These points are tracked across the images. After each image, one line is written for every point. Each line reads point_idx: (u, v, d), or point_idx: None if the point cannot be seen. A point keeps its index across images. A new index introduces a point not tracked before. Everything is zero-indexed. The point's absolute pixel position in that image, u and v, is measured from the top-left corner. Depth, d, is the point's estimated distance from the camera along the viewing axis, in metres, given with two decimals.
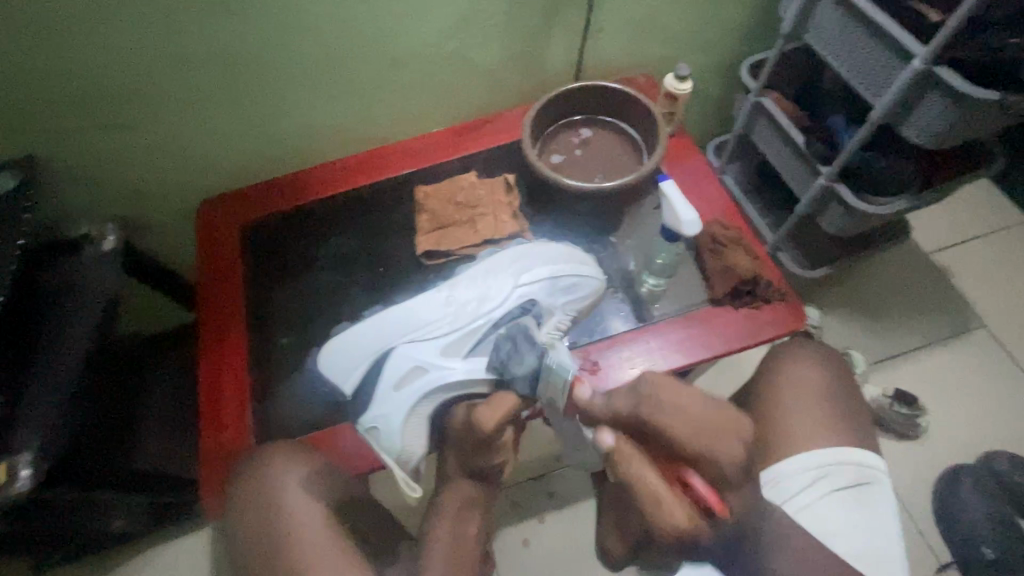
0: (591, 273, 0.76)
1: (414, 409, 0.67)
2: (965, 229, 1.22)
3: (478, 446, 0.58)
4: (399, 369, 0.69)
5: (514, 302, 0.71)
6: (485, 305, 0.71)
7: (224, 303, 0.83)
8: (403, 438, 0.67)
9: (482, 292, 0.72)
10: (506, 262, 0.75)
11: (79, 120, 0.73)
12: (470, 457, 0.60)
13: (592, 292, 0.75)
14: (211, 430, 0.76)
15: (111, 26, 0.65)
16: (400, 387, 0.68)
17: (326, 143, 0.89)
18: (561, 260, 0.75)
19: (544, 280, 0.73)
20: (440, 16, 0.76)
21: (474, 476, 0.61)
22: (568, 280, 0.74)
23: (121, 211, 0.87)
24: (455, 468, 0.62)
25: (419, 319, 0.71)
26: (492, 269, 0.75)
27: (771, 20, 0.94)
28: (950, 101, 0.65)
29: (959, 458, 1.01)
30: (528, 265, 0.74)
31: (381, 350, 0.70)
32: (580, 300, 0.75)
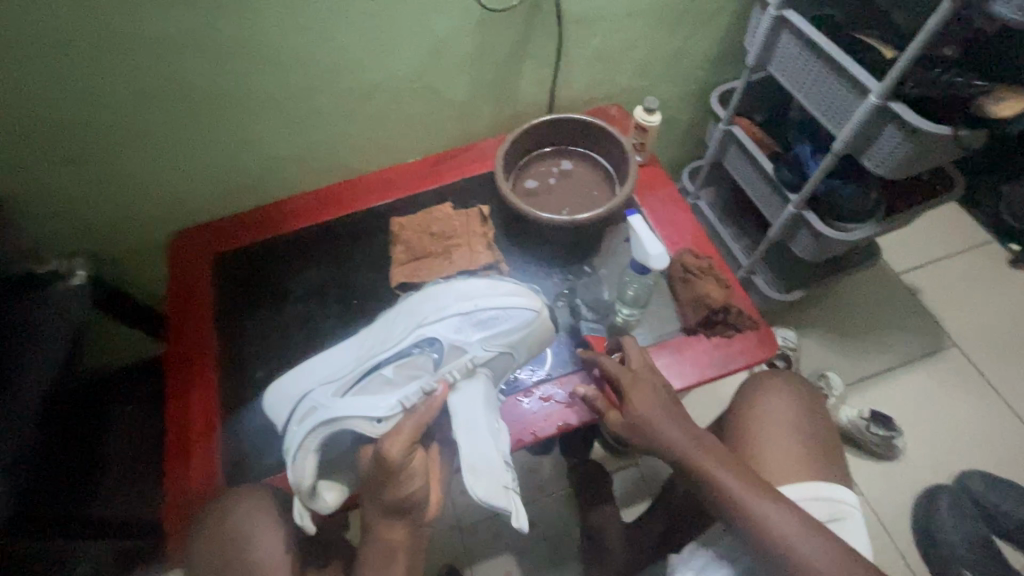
0: (520, 303, 0.69)
1: (302, 445, 0.61)
2: (934, 249, 1.25)
3: (387, 481, 0.54)
4: (300, 409, 0.64)
5: (410, 342, 0.66)
6: (384, 348, 0.67)
7: (189, 344, 0.82)
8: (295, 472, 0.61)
9: (384, 336, 0.68)
10: (419, 302, 0.70)
11: (45, 158, 0.73)
12: (379, 494, 0.55)
13: (520, 322, 0.68)
14: (177, 468, 0.74)
15: (74, 67, 0.65)
16: (296, 426, 0.63)
17: (300, 174, 0.89)
18: (480, 292, 0.69)
19: (455, 315, 0.67)
20: (410, 51, 0.77)
21: (395, 516, 0.57)
22: (486, 313, 0.68)
23: (88, 246, 0.86)
24: (372, 510, 0.57)
25: (330, 363, 0.68)
26: (406, 310, 0.70)
27: (736, 52, 0.97)
28: (905, 134, 0.67)
29: (935, 478, 1.01)
30: (438, 300, 0.69)
31: (300, 395, 0.66)
32: (508, 333, 0.68)
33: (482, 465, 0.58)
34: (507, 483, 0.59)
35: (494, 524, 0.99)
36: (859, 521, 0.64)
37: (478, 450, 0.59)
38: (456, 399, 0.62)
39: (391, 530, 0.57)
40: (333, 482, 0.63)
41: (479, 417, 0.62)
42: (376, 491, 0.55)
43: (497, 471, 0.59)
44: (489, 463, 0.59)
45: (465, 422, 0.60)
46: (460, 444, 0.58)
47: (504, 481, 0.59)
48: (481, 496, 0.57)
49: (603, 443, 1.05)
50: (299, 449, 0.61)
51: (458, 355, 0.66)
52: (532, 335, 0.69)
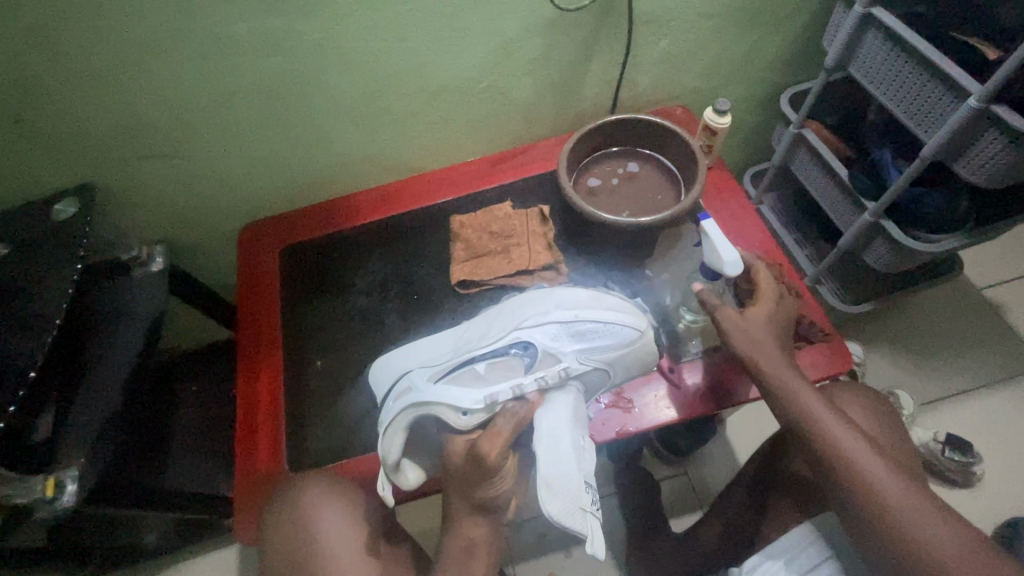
0: (621, 321, 0.69)
1: (393, 421, 0.61)
2: (1020, 264, 1.16)
3: (478, 479, 0.57)
4: (398, 386, 0.66)
5: (506, 342, 0.66)
6: (481, 344, 0.67)
7: (260, 332, 0.86)
8: (384, 445, 0.62)
9: (483, 333, 0.68)
10: (520, 303, 0.70)
11: (136, 150, 0.77)
12: (463, 487, 0.58)
13: (620, 340, 0.68)
14: (245, 450, 0.78)
15: (169, 65, 0.68)
16: (391, 402, 0.64)
17: (366, 172, 0.92)
18: (583, 302, 0.69)
19: (555, 322, 0.67)
20: (480, 52, 0.77)
21: (480, 514, 0.59)
22: (587, 326, 0.67)
23: (168, 234, 0.91)
24: (459, 506, 0.59)
25: (429, 352, 0.70)
26: (507, 312, 0.70)
27: (811, 52, 0.93)
28: (1009, 141, 0.62)
29: (1018, 510, 0.94)
30: (540, 303, 0.68)
31: (400, 373, 0.69)
32: (604, 349, 0.67)
33: (560, 485, 0.57)
34: (585, 504, 0.57)
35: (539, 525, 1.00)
36: None
37: (556, 468, 0.58)
38: (544, 414, 0.62)
39: (472, 527, 0.59)
40: (414, 462, 0.66)
41: (563, 436, 0.61)
42: (467, 487, 0.58)
43: (574, 492, 0.57)
44: (566, 482, 0.57)
45: (548, 435, 0.60)
46: (540, 463, 0.57)
47: (582, 502, 0.57)
48: (555, 515, 0.55)
49: (654, 450, 1.03)
50: (390, 426, 0.61)
51: (553, 362, 0.65)
52: (630, 354, 0.69)
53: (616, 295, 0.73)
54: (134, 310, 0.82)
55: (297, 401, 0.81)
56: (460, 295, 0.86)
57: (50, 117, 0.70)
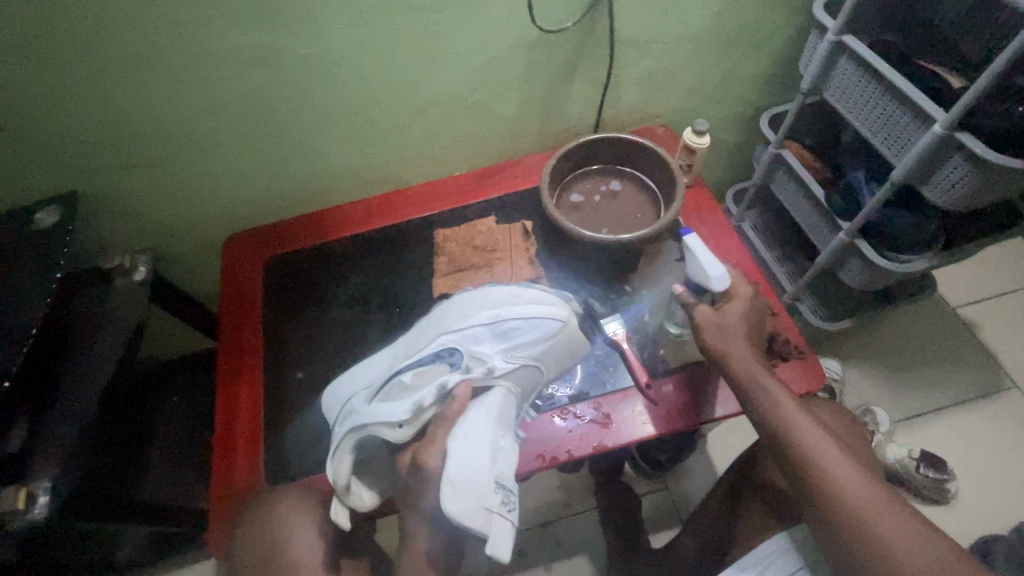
0: (540, 314, 0.71)
1: (336, 449, 0.61)
2: (995, 284, 1.18)
3: (424, 487, 0.57)
4: (341, 412, 0.67)
5: (431, 350, 0.69)
6: (411, 357, 0.70)
7: (237, 342, 0.85)
8: (333, 472, 0.61)
9: (413, 346, 0.72)
10: (445, 312, 0.74)
11: (120, 160, 0.78)
12: (428, 496, 0.57)
13: (543, 332, 0.71)
14: (223, 461, 0.77)
15: (155, 76, 0.69)
16: (336, 428, 0.65)
17: (351, 184, 0.92)
18: (504, 302, 0.73)
19: (477, 325, 0.71)
20: (464, 70, 0.79)
21: (431, 522, 0.57)
22: (508, 323, 0.71)
23: (150, 243, 0.91)
24: (415, 519, 0.58)
25: (368, 374, 0.72)
26: (434, 321, 0.74)
27: (789, 75, 0.96)
28: (972, 165, 0.64)
29: (991, 526, 0.95)
30: (462, 312, 0.73)
31: (345, 398, 0.70)
32: (528, 344, 0.70)
33: (465, 482, 0.56)
34: (489, 505, 0.56)
35: (519, 539, 1.00)
36: None
37: (461, 466, 0.57)
38: (472, 416, 0.63)
39: (428, 540, 0.57)
40: (372, 483, 0.65)
41: (486, 432, 0.62)
42: (414, 497, 0.58)
43: (480, 489, 0.57)
44: (471, 480, 0.57)
45: (462, 435, 0.60)
46: (448, 462, 0.57)
47: (487, 502, 0.57)
48: (454, 513, 0.54)
49: (636, 465, 1.03)
50: (335, 453, 0.61)
51: (480, 363, 0.69)
52: (560, 345, 0.72)
53: (550, 291, 0.76)
54: (114, 320, 0.82)
55: (276, 412, 0.81)
56: None
57: (35, 126, 0.71)
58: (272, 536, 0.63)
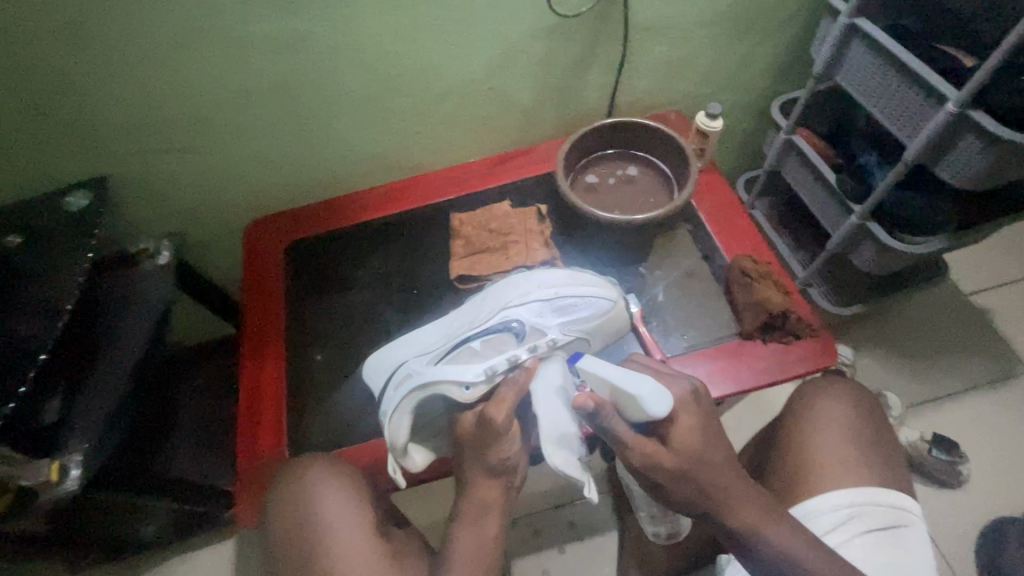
0: (596, 293, 0.73)
1: (399, 406, 0.64)
2: (1008, 270, 1.18)
3: (489, 443, 0.58)
4: (398, 375, 0.69)
5: (496, 321, 0.71)
6: (473, 327, 0.71)
7: (265, 327, 0.87)
8: (391, 428, 0.64)
9: (472, 317, 0.73)
10: (505, 286, 0.74)
11: (148, 145, 0.80)
12: (482, 456, 0.59)
13: (596, 310, 0.73)
14: (248, 439, 0.79)
15: (184, 61, 0.71)
16: (392, 390, 0.67)
17: (369, 171, 0.94)
18: (561, 281, 0.74)
19: (537, 300, 0.71)
20: (483, 56, 0.80)
21: (492, 476, 0.59)
22: (567, 300, 0.72)
23: (174, 228, 0.93)
24: (473, 470, 0.60)
25: (421, 341, 0.73)
26: (491, 295, 0.75)
27: (801, 62, 0.97)
28: (987, 144, 0.65)
29: (1005, 510, 0.96)
30: (523, 286, 0.73)
31: (396, 364, 0.72)
32: (583, 320, 0.72)
33: (560, 438, 0.60)
34: (581, 455, 0.60)
35: (532, 522, 1.01)
36: (918, 532, 0.62)
37: (556, 422, 0.60)
38: (539, 381, 0.63)
39: (486, 490, 0.59)
40: (422, 445, 0.69)
41: (558, 395, 0.63)
42: (480, 452, 0.59)
43: (572, 444, 0.61)
44: (564, 435, 0.60)
45: (546, 397, 0.62)
46: (541, 421, 0.60)
47: (579, 454, 0.61)
48: (558, 465, 0.59)
49: None
50: (396, 411, 0.64)
51: (540, 335, 0.69)
52: (607, 323, 0.73)
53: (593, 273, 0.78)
54: (141, 301, 0.84)
55: (297, 391, 0.83)
56: (460, 291, 0.88)
57: (67, 111, 0.73)
58: (303, 496, 0.65)
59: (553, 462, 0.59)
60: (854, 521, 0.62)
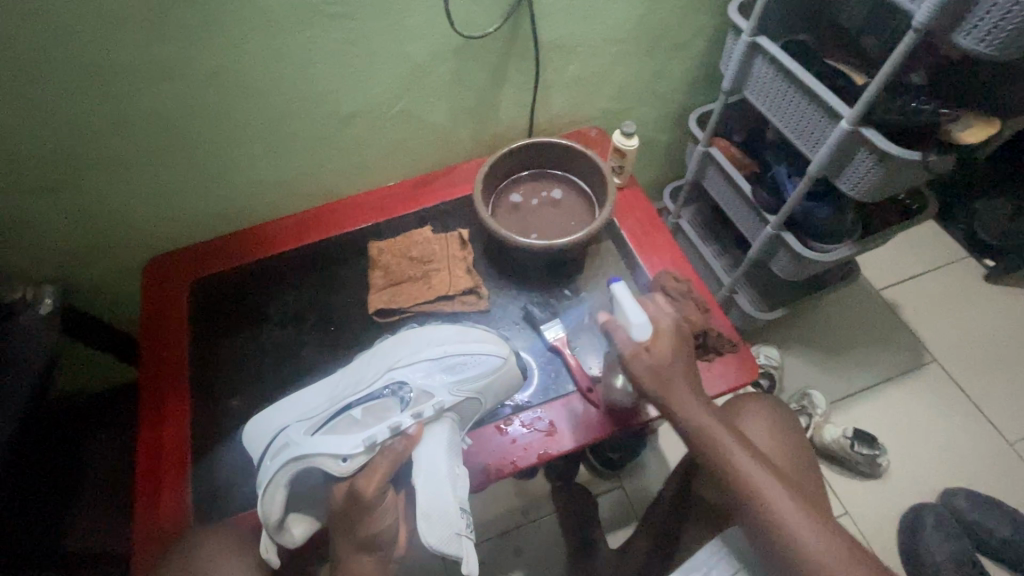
0: (487, 350, 0.70)
1: (272, 479, 0.58)
2: (913, 265, 1.26)
3: (360, 517, 0.57)
4: (274, 445, 0.63)
5: (380, 384, 0.67)
6: (355, 391, 0.67)
7: (161, 384, 0.79)
8: (263, 505, 0.58)
9: (358, 378, 0.69)
10: (393, 344, 0.71)
11: (9, 186, 0.71)
12: (352, 530, 0.57)
13: (487, 368, 0.69)
14: (148, 509, 0.71)
15: (39, 93, 0.63)
16: (269, 460, 0.61)
17: (277, 199, 0.88)
18: (451, 339, 0.71)
19: (426, 360, 0.69)
20: (388, 78, 0.76)
21: (365, 551, 0.57)
22: (456, 359, 0.69)
23: (55, 273, 0.84)
24: (344, 546, 0.57)
25: (302, 404, 0.68)
26: (378, 354, 0.71)
27: (712, 76, 0.99)
28: (877, 159, 0.67)
29: (920, 495, 1.01)
30: (412, 345, 0.71)
31: (279, 430, 0.65)
32: (473, 379, 0.68)
33: (435, 515, 0.57)
34: (459, 529, 0.57)
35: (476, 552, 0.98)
36: None
37: (431, 498, 0.58)
38: (420, 451, 0.61)
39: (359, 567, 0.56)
40: (302, 515, 0.63)
41: (440, 465, 0.61)
42: (350, 525, 0.57)
43: (450, 517, 0.58)
44: (442, 508, 0.58)
45: (425, 468, 0.60)
46: (418, 495, 0.58)
47: (457, 528, 0.58)
48: (432, 543, 0.56)
49: (590, 466, 1.06)
50: (270, 484, 0.58)
51: (427, 399, 0.66)
52: (500, 382, 0.70)
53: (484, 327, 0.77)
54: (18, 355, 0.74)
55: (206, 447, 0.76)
56: (380, 325, 0.82)
57: None
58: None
59: (428, 539, 0.56)
60: None
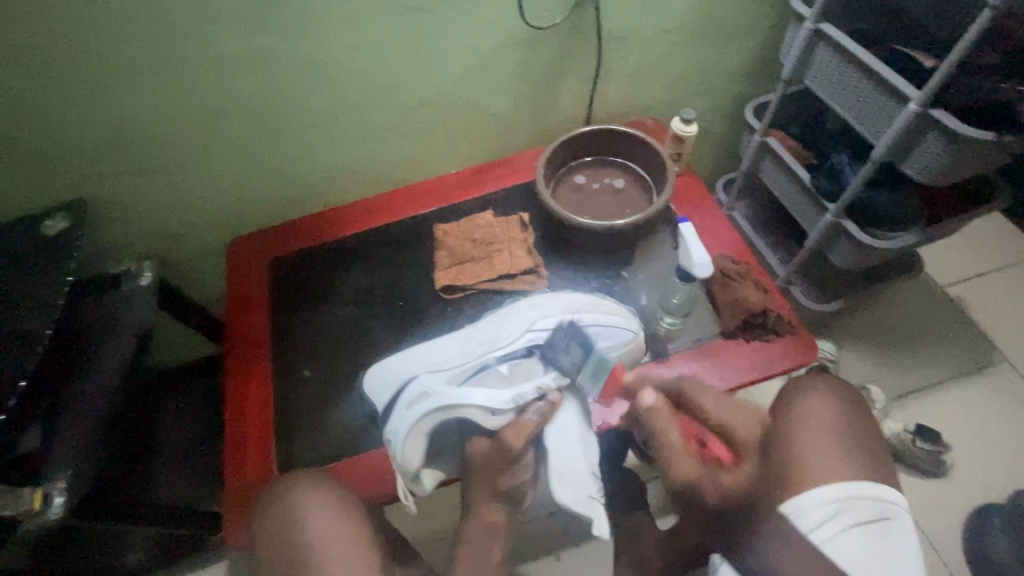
0: (619, 322, 0.75)
1: (415, 427, 0.65)
2: (979, 262, 1.22)
3: (504, 466, 0.61)
4: (410, 393, 0.69)
5: (520, 345, 0.73)
6: (496, 347, 0.74)
7: (248, 351, 0.86)
8: (403, 452, 0.65)
9: (495, 336, 0.75)
10: (527, 307, 0.77)
11: (126, 165, 0.79)
12: (494, 479, 0.61)
13: (619, 340, 0.74)
14: (234, 465, 0.78)
15: (161, 81, 0.71)
16: (406, 409, 0.68)
17: (352, 184, 0.95)
18: (585, 306, 0.76)
19: (560, 325, 0.74)
20: (460, 69, 0.82)
21: (501, 501, 0.61)
22: (591, 327, 0.74)
23: (155, 249, 0.92)
24: (482, 494, 0.61)
25: (434, 356, 0.75)
26: (514, 315, 0.76)
27: (770, 66, 1.00)
28: (948, 141, 0.67)
29: (988, 497, 0.98)
30: (547, 310, 0.76)
31: (405, 377, 0.73)
32: (606, 348, 0.73)
33: (570, 475, 0.62)
34: (593, 493, 0.62)
35: (529, 530, 0.99)
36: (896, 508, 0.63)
37: (565, 461, 0.63)
38: (562, 416, 0.67)
39: (493, 512, 0.60)
40: (432, 468, 0.69)
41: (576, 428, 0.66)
42: (493, 475, 0.61)
43: (585, 482, 0.62)
44: (574, 471, 0.63)
45: (563, 431, 0.65)
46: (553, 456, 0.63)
47: (591, 491, 0.62)
48: (566, 502, 0.61)
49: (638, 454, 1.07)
50: (410, 432, 0.65)
51: (564, 362, 0.71)
52: (627, 353, 0.74)
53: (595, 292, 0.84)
54: (125, 322, 0.82)
55: (286, 409, 0.83)
56: (443, 299, 0.89)
57: (41, 131, 0.72)
58: (282, 515, 0.65)
59: (563, 497, 0.61)
60: (845, 515, 0.62)
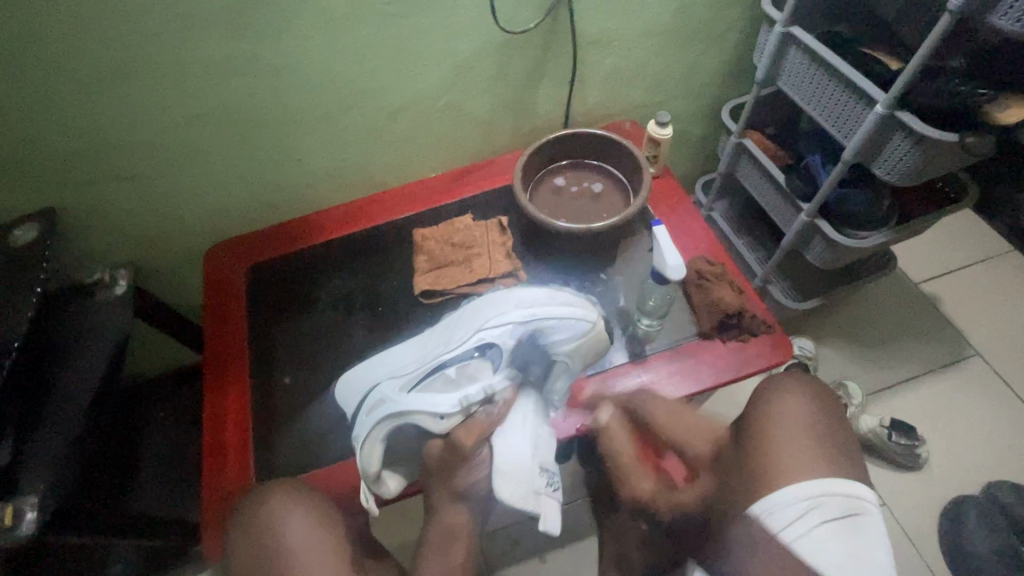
0: (577, 314, 0.71)
1: (370, 434, 0.67)
2: (952, 259, 1.24)
3: (456, 465, 0.67)
4: (370, 401, 0.70)
5: (471, 346, 0.71)
6: (448, 350, 0.72)
7: (225, 358, 0.85)
8: (362, 458, 0.66)
9: (448, 338, 0.73)
10: (480, 306, 0.74)
11: (96, 173, 0.78)
12: (447, 480, 0.68)
13: (576, 332, 0.71)
14: (211, 474, 0.77)
15: (129, 88, 0.70)
16: (365, 416, 0.69)
17: (329, 189, 0.94)
18: (539, 300, 0.72)
19: (513, 321, 0.71)
20: (435, 73, 0.81)
21: (459, 501, 0.68)
22: (546, 323, 0.70)
23: (129, 257, 0.91)
24: (442, 495, 0.68)
25: (397, 361, 0.75)
26: (467, 315, 0.74)
27: (745, 68, 1.01)
28: (913, 142, 0.68)
29: (962, 489, 1.00)
30: (499, 308, 0.72)
31: (369, 386, 0.73)
32: (562, 342, 0.71)
33: (516, 475, 0.68)
34: (537, 488, 0.68)
35: (513, 531, 0.99)
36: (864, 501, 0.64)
37: (510, 460, 0.68)
38: (513, 413, 0.72)
39: (453, 514, 0.68)
40: (393, 472, 0.70)
41: (526, 425, 0.71)
42: (447, 475, 0.68)
43: (528, 478, 0.68)
44: (518, 469, 0.68)
45: (512, 429, 0.71)
46: (499, 455, 0.68)
47: (534, 487, 0.69)
48: (509, 498, 0.67)
49: None
50: (368, 439, 0.66)
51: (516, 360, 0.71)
52: (591, 342, 0.72)
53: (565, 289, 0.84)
54: (99, 331, 0.81)
55: (265, 416, 0.82)
56: (423, 304, 0.89)
57: (7, 140, 0.71)
58: (256, 526, 0.65)
59: (503, 495, 0.67)
60: (812, 514, 0.63)
